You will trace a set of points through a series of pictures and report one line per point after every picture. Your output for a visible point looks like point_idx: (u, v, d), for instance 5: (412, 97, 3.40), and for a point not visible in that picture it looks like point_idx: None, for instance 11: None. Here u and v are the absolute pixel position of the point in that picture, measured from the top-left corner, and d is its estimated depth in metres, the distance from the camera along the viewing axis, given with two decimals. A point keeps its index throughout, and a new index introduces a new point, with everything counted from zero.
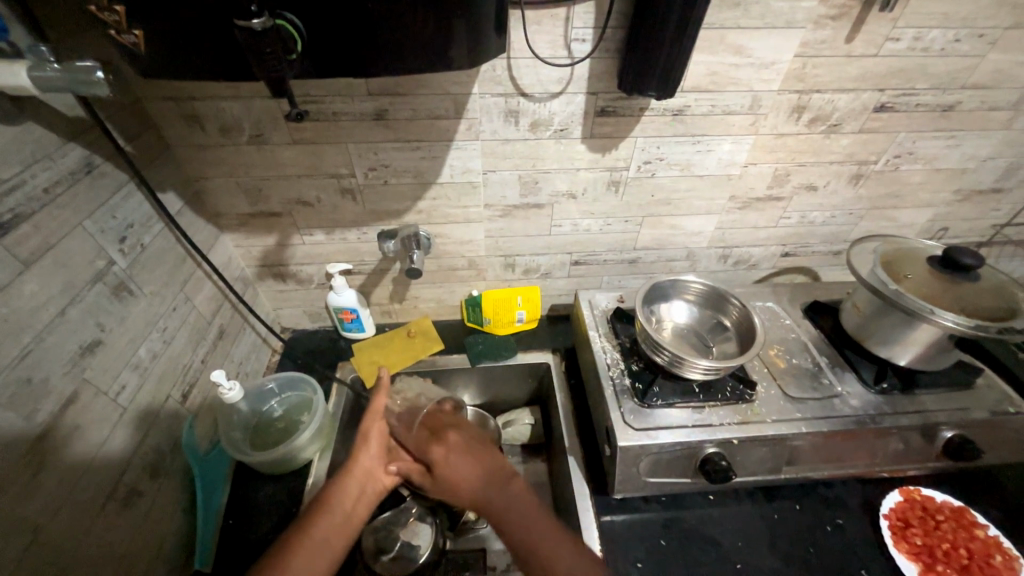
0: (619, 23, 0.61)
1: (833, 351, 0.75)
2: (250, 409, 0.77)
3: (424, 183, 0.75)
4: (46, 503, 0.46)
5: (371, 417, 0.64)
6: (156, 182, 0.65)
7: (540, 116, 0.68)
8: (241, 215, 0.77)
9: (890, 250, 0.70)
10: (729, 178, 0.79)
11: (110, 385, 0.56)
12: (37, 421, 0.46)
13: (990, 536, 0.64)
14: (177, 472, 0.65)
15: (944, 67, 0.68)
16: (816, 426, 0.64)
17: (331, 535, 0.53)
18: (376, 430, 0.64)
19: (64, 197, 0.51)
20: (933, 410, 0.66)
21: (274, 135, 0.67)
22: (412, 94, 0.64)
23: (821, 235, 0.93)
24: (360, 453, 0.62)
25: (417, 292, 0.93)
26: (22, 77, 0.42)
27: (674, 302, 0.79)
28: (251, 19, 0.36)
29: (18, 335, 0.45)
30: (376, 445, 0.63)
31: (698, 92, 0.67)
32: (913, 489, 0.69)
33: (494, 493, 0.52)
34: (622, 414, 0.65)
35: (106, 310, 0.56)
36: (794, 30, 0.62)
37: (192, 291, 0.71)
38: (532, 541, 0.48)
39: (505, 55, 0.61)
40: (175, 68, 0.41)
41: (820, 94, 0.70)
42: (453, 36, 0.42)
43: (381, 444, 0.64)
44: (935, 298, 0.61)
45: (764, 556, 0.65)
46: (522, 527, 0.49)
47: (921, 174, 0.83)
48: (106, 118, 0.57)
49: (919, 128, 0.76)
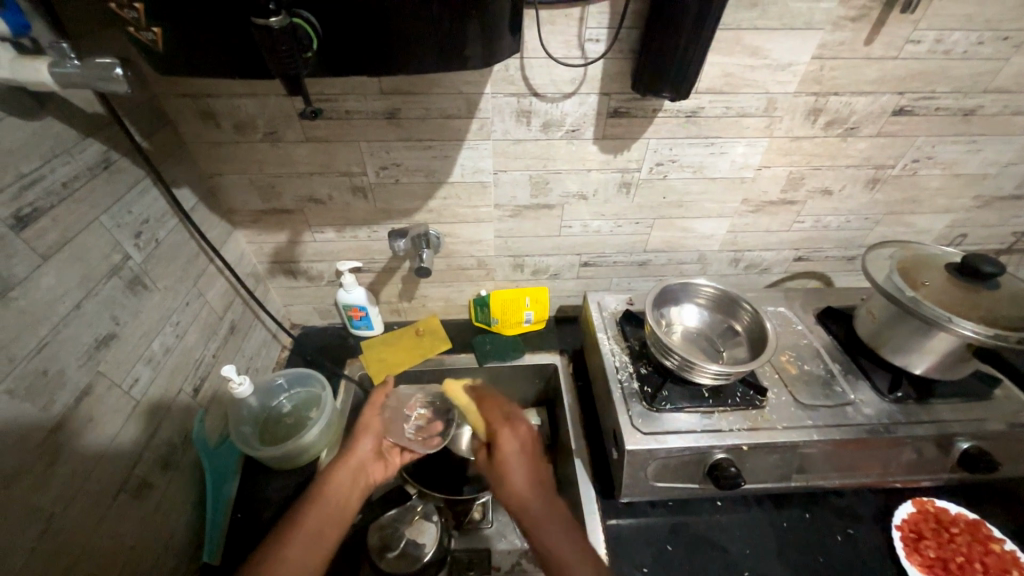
0: (634, 24, 0.60)
1: (846, 357, 0.74)
2: (259, 404, 0.77)
3: (435, 183, 0.75)
4: (60, 494, 0.47)
5: (371, 411, 0.67)
6: (171, 177, 0.65)
7: (552, 116, 0.68)
8: (253, 212, 0.77)
9: (907, 256, 0.68)
10: (742, 181, 0.79)
11: (123, 378, 0.56)
12: (52, 412, 0.47)
13: (1008, 551, 0.62)
14: (187, 465, 0.66)
15: (966, 70, 0.67)
16: (828, 434, 0.63)
17: (327, 523, 0.54)
18: (375, 425, 0.66)
19: (82, 192, 0.52)
20: (949, 421, 0.65)
21: (288, 133, 0.67)
22: (425, 93, 0.64)
23: (835, 240, 0.92)
24: (355, 443, 0.63)
25: (426, 291, 0.94)
26: (43, 73, 0.43)
27: (684, 304, 0.78)
28: (269, 17, 0.36)
29: (36, 326, 0.46)
30: (370, 440, 0.65)
31: (713, 94, 0.67)
32: (926, 500, 0.68)
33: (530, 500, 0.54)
34: (630, 417, 0.65)
35: (121, 304, 0.56)
36: (811, 31, 0.61)
37: (204, 286, 0.72)
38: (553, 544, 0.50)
39: (518, 55, 0.61)
40: (191, 65, 0.41)
41: (837, 97, 0.69)
42: (467, 37, 0.42)
43: (375, 440, 0.65)
44: (953, 306, 0.60)
45: (772, 564, 0.64)
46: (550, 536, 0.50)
47: (940, 179, 0.82)
48: (124, 115, 0.58)
49: (939, 132, 0.74)
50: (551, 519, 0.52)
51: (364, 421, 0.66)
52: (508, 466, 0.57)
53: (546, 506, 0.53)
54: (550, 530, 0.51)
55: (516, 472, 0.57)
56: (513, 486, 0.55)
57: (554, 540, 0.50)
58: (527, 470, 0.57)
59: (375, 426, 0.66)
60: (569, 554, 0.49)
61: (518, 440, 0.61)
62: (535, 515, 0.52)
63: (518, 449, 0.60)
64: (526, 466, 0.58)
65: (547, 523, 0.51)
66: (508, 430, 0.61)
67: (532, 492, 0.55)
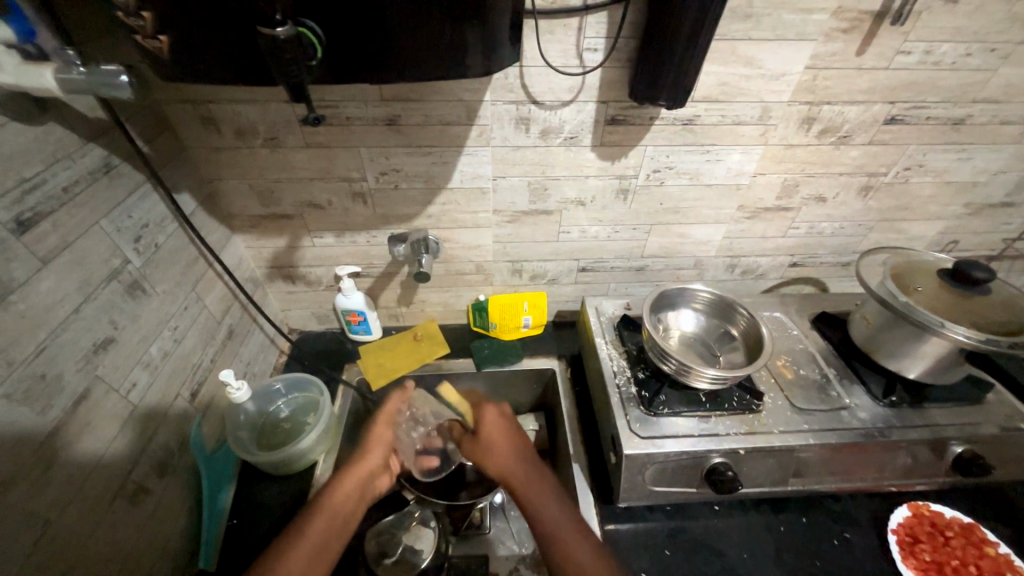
0: (631, 33, 0.61)
1: (841, 362, 0.75)
2: (256, 409, 0.77)
3: (434, 188, 0.75)
4: (56, 500, 0.47)
5: (382, 423, 0.68)
6: (171, 182, 0.65)
7: (551, 123, 0.69)
8: (253, 217, 0.78)
9: (900, 262, 0.70)
10: (738, 188, 0.80)
11: (121, 383, 0.56)
12: (49, 418, 0.47)
13: (1001, 554, 0.63)
14: (184, 470, 0.65)
15: (955, 81, 0.68)
16: (823, 438, 0.64)
17: (330, 533, 0.54)
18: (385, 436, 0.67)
19: (82, 196, 0.52)
20: (943, 425, 0.65)
21: (289, 138, 0.68)
22: (425, 100, 0.64)
23: (829, 246, 0.93)
24: (367, 453, 0.64)
25: (425, 295, 0.94)
26: (46, 77, 0.43)
27: (681, 309, 0.79)
28: (275, 27, 0.37)
29: (34, 331, 0.46)
30: (382, 450, 0.65)
31: (709, 102, 0.68)
32: (921, 504, 0.69)
33: (530, 483, 0.57)
34: (627, 421, 0.65)
35: (119, 308, 0.56)
36: (804, 42, 0.63)
37: (203, 291, 0.72)
38: (561, 536, 0.51)
39: (517, 64, 0.62)
40: (195, 71, 0.41)
41: (830, 106, 0.70)
42: (467, 44, 0.42)
43: (386, 451, 0.66)
44: (946, 311, 0.61)
45: (769, 568, 0.64)
46: (558, 524, 0.52)
47: (932, 187, 0.83)
48: (126, 119, 0.58)
49: (929, 141, 0.76)
50: (558, 512, 0.53)
51: (375, 433, 0.67)
52: (494, 455, 0.61)
53: (531, 474, 0.58)
54: (551, 509, 0.54)
55: (497, 448, 0.62)
56: (501, 467, 0.60)
57: (538, 504, 0.54)
58: (510, 447, 0.61)
59: (385, 437, 0.67)
60: (556, 520, 0.53)
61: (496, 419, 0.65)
62: (525, 488, 0.56)
63: (497, 428, 0.64)
64: (507, 439, 0.63)
65: (553, 519, 0.53)
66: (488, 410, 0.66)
67: (523, 470, 0.58)
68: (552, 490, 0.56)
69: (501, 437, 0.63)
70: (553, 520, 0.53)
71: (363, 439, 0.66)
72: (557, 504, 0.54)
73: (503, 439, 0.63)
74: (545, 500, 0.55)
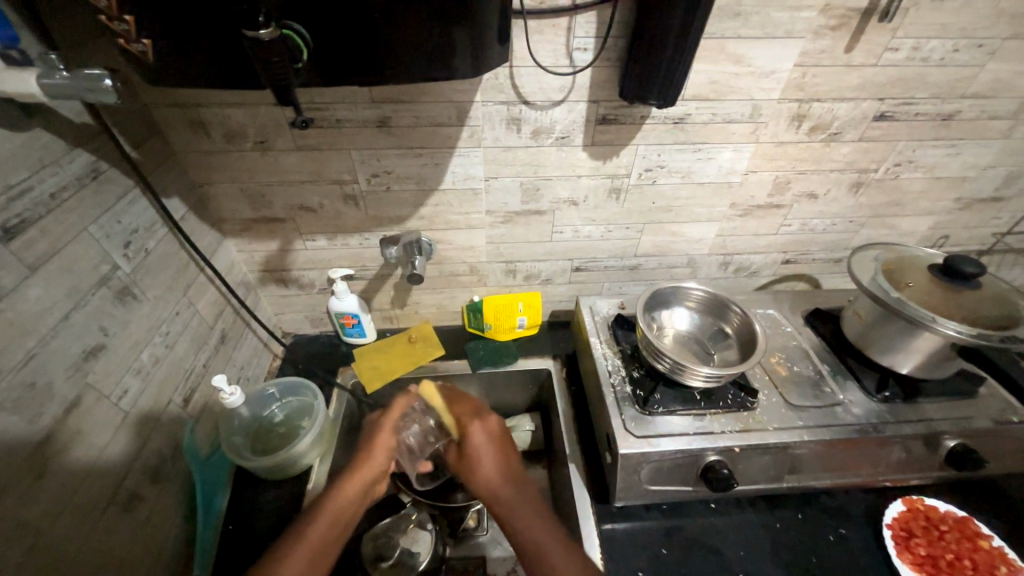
0: (620, 33, 0.61)
1: (834, 358, 0.76)
2: (251, 414, 0.77)
3: (425, 190, 0.75)
4: (48, 509, 0.46)
5: (386, 428, 0.66)
6: (160, 187, 0.65)
7: (542, 123, 0.69)
8: (244, 220, 0.77)
9: (891, 258, 0.70)
10: (730, 186, 0.80)
11: (112, 389, 0.56)
12: (40, 426, 0.46)
13: (995, 547, 0.63)
14: (177, 477, 0.65)
15: (943, 77, 0.69)
16: (817, 434, 0.64)
17: (330, 538, 0.54)
18: (387, 439, 0.65)
19: (70, 202, 0.52)
20: (936, 419, 0.66)
21: (278, 141, 0.67)
22: (415, 101, 0.64)
23: (821, 243, 0.93)
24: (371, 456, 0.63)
25: (419, 297, 0.94)
26: (30, 83, 0.43)
27: (675, 308, 0.79)
28: (259, 29, 0.36)
29: (23, 338, 0.46)
30: (385, 455, 0.64)
31: (698, 100, 0.68)
32: (915, 498, 0.69)
33: (522, 503, 0.56)
34: (623, 420, 0.65)
35: (110, 314, 0.56)
36: (793, 39, 0.63)
37: (194, 296, 0.71)
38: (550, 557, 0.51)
39: (507, 64, 0.62)
40: (182, 77, 0.41)
41: (820, 103, 0.70)
42: (454, 46, 0.42)
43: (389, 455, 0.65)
44: (937, 306, 0.61)
45: (765, 565, 0.65)
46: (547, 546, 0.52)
47: (922, 182, 0.84)
48: (114, 124, 0.58)
49: (919, 137, 0.76)
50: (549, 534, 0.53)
51: (377, 437, 0.65)
52: (488, 469, 0.60)
53: (524, 494, 0.57)
54: (539, 530, 0.53)
55: (491, 465, 0.60)
56: (497, 482, 0.59)
57: (529, 526, 0.54)
58: (504, 467, 0.60)
59: (387, 441, 0.65)
60: (550, 539, 0.52)
61: (491, 434, 0.64)
62: (518, 508, 0.56)
63: (492, 444, 0.63)
64: (500, 457, 0.62)
65: (544, 539, 0.52)
66: (474, 428, 0.64)
67: (515, 490, 0.58)
68: (542, 511, 0.55)
69: (496, 454, 0.62)
70: (543, 541, 0.52)
71: (367, 441, 0.65)
72: (547, 527, 0.54)
73: (496, 457, 0.62)
74: (535, 523, 0.54)
